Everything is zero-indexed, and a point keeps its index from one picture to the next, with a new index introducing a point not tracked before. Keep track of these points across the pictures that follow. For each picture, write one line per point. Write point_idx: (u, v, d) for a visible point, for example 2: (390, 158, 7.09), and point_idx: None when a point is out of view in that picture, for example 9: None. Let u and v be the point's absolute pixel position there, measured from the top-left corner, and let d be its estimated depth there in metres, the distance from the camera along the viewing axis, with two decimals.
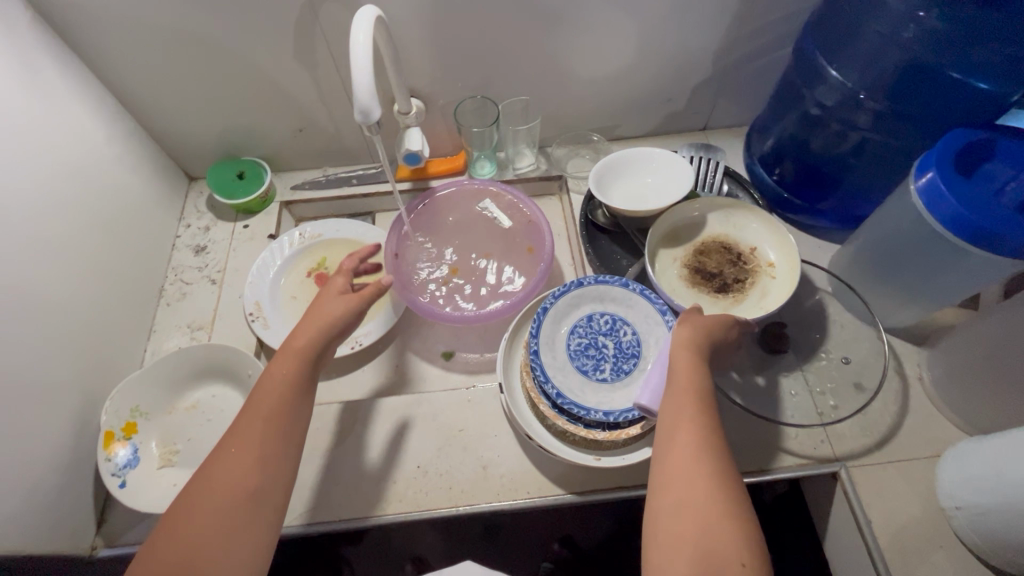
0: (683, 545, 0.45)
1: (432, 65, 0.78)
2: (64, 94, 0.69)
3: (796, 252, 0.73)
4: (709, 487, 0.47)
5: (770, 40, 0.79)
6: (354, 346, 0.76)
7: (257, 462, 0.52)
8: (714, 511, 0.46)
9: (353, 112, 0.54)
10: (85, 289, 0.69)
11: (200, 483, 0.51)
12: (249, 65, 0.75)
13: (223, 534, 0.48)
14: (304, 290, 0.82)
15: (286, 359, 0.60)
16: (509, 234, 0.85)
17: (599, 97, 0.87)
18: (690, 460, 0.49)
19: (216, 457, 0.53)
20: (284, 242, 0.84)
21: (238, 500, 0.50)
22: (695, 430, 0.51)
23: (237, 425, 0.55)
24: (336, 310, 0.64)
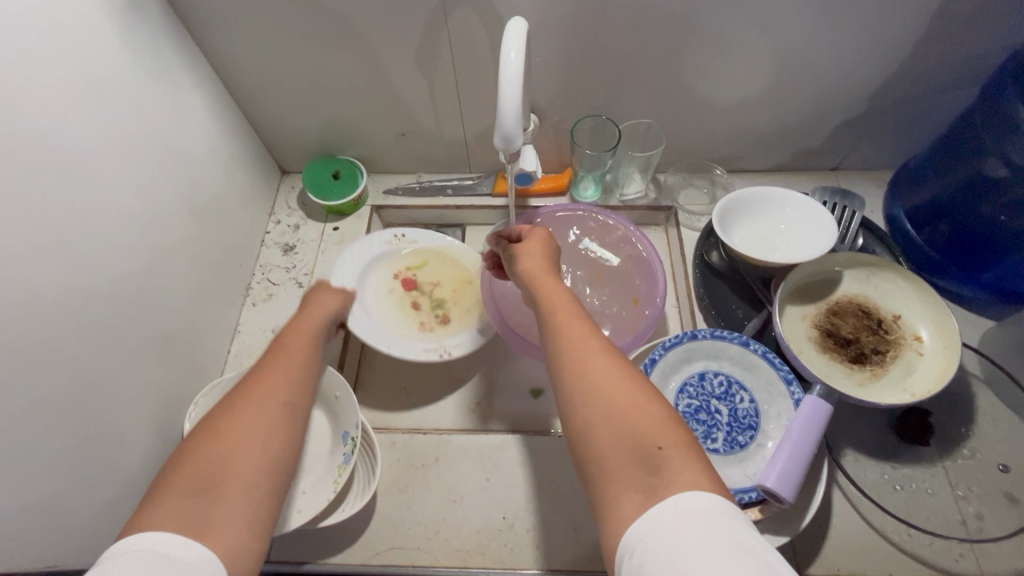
0: (621, 467, 0.39)
1: (554, 79, 0.72)
2: (180, 84, 0.67)
3: (955, 330, 0.63)
4: (622, 390, 0.42)
5: (943, 82, 0.69)
6: (443, 352, 0.69)
7: (291, 383, 0.50)
8: (631, 412, 0.41)
9: (494, 137, 0.49)
10: (182, 286, 0.67)
11: (230, 404, 0.46)
12: (365, 65, 0.71)
13: (261, 444, 0.44)
14: (392, 291, 0.77)
15: (305, 321, 0.61)
16: (610, 271, 0.79)
17: (727, 127, 0.78)
18: (587, 367, 0.44)
19: (249, 382, 0.49)
20: (376, 239, 0.79)
21: (275, 412, 0.47)
22: (582, 334, 0.47)
23: (265, 361, 0.53)
24: (336, 303, 0.67)
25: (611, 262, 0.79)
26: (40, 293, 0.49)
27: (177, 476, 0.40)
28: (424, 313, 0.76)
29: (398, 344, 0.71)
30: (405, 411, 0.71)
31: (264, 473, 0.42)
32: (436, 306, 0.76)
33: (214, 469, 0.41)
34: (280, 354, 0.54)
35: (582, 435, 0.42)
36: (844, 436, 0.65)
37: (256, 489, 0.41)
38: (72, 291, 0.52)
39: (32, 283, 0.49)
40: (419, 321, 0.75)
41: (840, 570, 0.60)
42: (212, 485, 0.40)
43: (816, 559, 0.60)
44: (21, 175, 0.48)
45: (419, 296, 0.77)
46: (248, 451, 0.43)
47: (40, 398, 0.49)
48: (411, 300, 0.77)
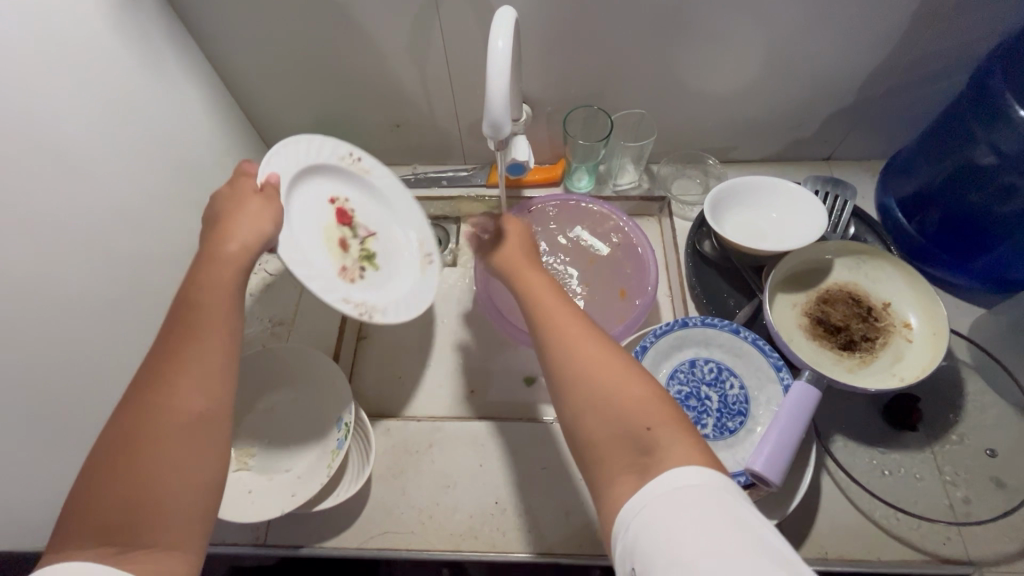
0: (615, 450, 0.40)
1: (546, 71, 0.72)
2: (176, 75, 0.67)
3: (944, 317, 0.64)
4: (610, 374, 0.43)
5: (934, 70, 0.70)
6: (362, 310, 0.54)
7: (206, 380, 0.42)
8: (620, 396, 0.41)
9: (483, 124, 0.50)
10: (179, 276, 0.68)
11: (133, 412, 0.40)
12: (359, 56, 0.71)
13: (173, 473, 0.39)
14: (319, 217, 0.58)
15: (219, 267, 0.46)
16: (603, 260, 0.79)
17: (719, 117, 0.79)
18: (575, 354, 0.44)
19: (150, 384, 0.41)
20: (326, 144, 0.61)
21: (186, 427, 0.40)
22: (565, 320, 0.48)
23: (163, 346, 0.43)
24: (269, 214, 0.50)
25: (601, 251, 0.80)
26: (39, 279, 0.50)
27: (78, 520, 0.37)
28: (353, 254, 0.59)
29: (309, 274, 0.52)
30: (399, 399, 0.72)
31: (192, 497, 0.39)
32: (370, 254, 0.61)
33: (122, 514, 0.37)
34: (189, 333, 0.43)
35: (576, 420, 0.42)
36: (833, 422, 0.66)
37: (181, 523, 0.38)
38: (71, 278, 0.53)
39: (31, 269, 0.49)
40: (341, 263, 0.57)
41: (830, 555, 0.60)
42: (122, 529, 0.36)
43: (805, 542, 0.61)
44: (19, 161, 0.48)
45: (348, 233, 0.60)
46: (161, 486, 0.38)
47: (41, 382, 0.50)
48: (342, 233, 0.60)
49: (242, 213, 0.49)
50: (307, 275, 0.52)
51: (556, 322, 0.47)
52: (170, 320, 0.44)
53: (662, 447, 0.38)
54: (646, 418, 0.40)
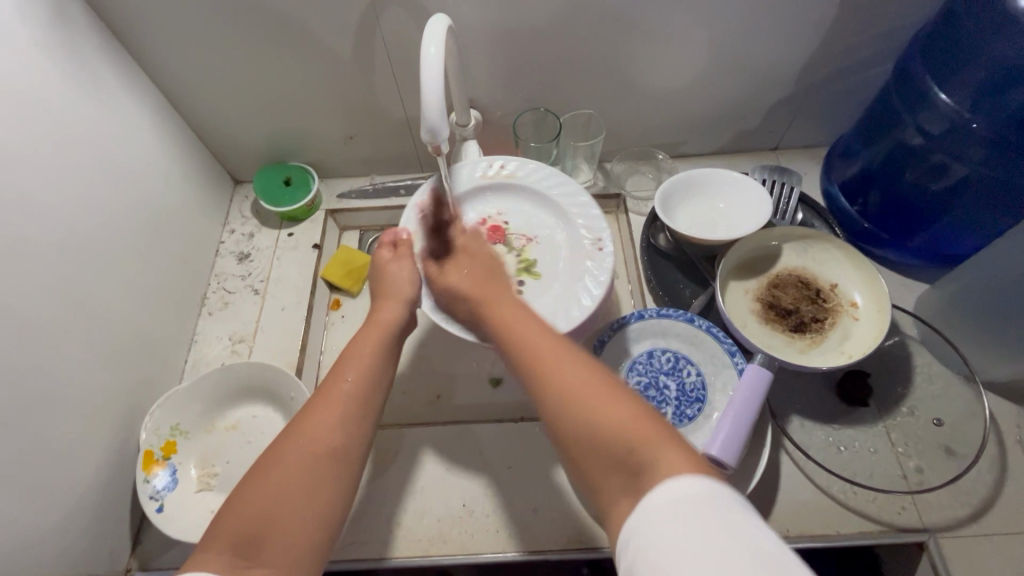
0: (609, 473, 0.38)
1: (491, 76, 0.74)
2: (117, 95, 0.67)
3: (887, 294, 0.66)
4: (596, 399, 0.40)
5: (863, 57, 0.72)
6: None
7: (344, 423, 0.47)
8: (597, 409, 0.40)
9: (420, 131, 0.50)
10: (131, 298, 0.67)
11: (281, 442, 0.45)
12: (305, 69, 0.72)
13: (307, 501, 0.42)
14: None
15: (373, 328, 0.56)
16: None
17: (665, 114, 0.81)
18: (540, 366, 0.44)
19: (299, 420, 0.47)
20: (468, 168, 0.70)
21: (321, 461, 0.44)
22: (535, 331, 0.47)
23: (322, 388, 0.50)
24: (409, 273, 0.60)
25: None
26: None
27: (217, 534, 0.40)
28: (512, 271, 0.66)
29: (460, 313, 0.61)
30: None
31: (314, 526, 0.42)
32: (528, 263, 0.67)
33: (259, 530, 0.40)
34: (341, 378, 0.50)
35: (567, 447, 0.41)
36: (790, 403, 0.67)
37: (301, 549, 0.41)
38: (8, 304, 0.52)
39: None
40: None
41: (791, 532, 0.62)
42: (253, 544, 0.39)
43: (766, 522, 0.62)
44: None
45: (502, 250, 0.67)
46: (296, 513, 0.42)
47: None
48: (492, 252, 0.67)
49: (388, 277, 0.59)
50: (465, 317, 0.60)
51: (534, 335, 0.47)
52: (326, 375, 0.51)
53: (641, 463, 0.37)
54: (630, 435, 0.38)
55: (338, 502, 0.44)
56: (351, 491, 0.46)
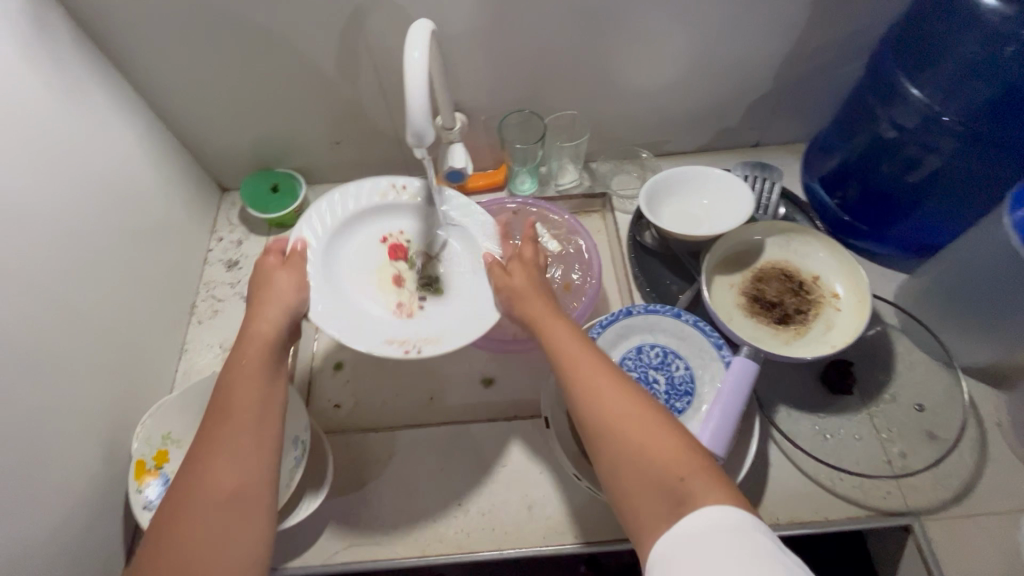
0: (651, 500, 0.40)
1: (476, 79, 0.74)
2: (100, 105, 0.67)
3: (867, 284, 0.68)
4: (645, 427, 0.43)
5: (838, 54, 0.74)
6: (410, 351, 0.56)
7: (236, 457, 0.45)
8: (642, 441, 0.43)
9: (406, 134, 0.51)
10: (119, 308, 0.67)
11: (171, 502, 0.43)
12: (290, 75, 0.72)
13: (220, 535, 0.42)
14: (375, 261, 0.65)
15: (249, 352, 0.52)
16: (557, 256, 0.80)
17: (647, 113, 0.82)
18: (588, 389, 0.46)
19: (191, 456, 0.45)
20: (366, 184, 0.65)
21: (221, 505, 0.43)
22: (580, 350, 0.50)
23: (202, 432, 0.47)
24: (296, 286, 0.57)
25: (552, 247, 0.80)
26: None
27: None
28: (413, 289, 0.64)
29: (349, 326, 0.58)
30: (357, 413, 0.73)
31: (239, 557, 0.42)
32: (428, 276, 0.65)
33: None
34: (223, 416, 0.48)
35: (609, 472, 0.43)
36: (776, 393, 0.69)
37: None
38: None
39: None
40: (396, 303, 0.63)
41: (782, 519, 0.63)
42: None
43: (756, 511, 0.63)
44: None
45: (400, 267, 0.65)
46: (206, 553, 0.41)
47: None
48: (391, 268, 0.65)
49: (266, 294, 0.56)
50: (361, 336, 0.57)
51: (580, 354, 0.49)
52: (205, 418, 0.48)
53: (685, 493, 0.39)
54: (676, 467, 0.41)
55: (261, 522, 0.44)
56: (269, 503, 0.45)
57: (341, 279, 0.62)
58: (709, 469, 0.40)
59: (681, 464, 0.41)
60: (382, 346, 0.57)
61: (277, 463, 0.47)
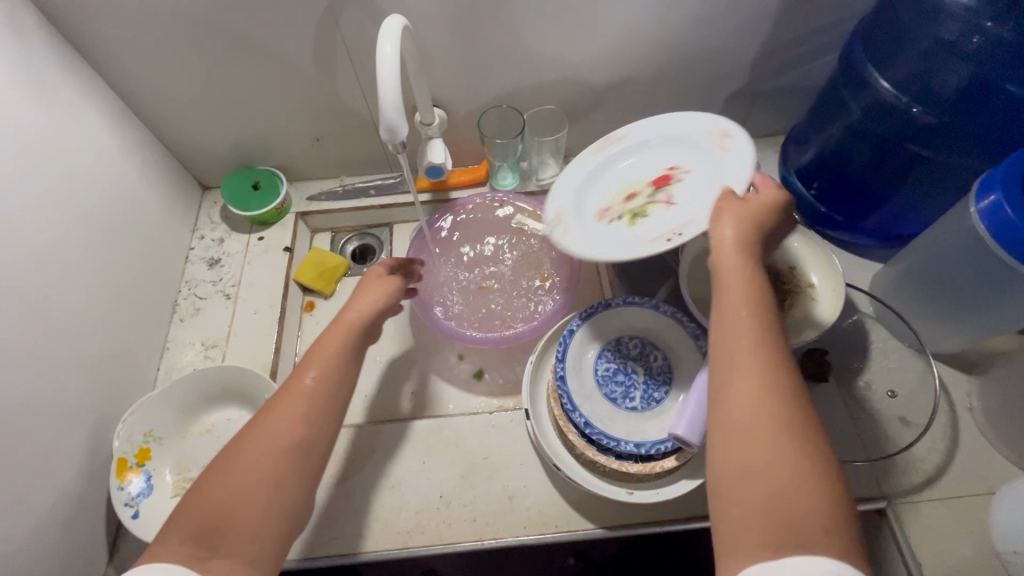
0: (755, 529, 0.36)
1: (455, 74, 0.74)
2: (75, 103, 0.66)
3: (841, 274, 0.70)
4: (799, 457, 0.37)
5: (813, 46, 0.75)
6: (543, 229, 0.66)
7: (303, 420, 0.49)
8: (796, 476, 0.36)
9: (379, 129, 0.51)
10: (98, 307, 0.66)
11: (241, 436, 0.47)
12: (267, 72, 0.72)
13: (268, 493, 0.45)
14: (632, 177, 0.67)
15: (339, 327, 0.56)
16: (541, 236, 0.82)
17: (627, 108, 0.83)
18: (753, 383, 0.40)
19: (265, 412, 0.49)
20: (699, 119, 0.63)
21: (277, 459, 0.46)
22: (761, 336, 0.43)
23: (286, 385, 0.51)
24: (386, 289, 0.60)
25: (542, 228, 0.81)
26: None
27: (187, 514, 0.43)
28: (621, 209, 0.63)
29: (558, 198, 0.69)
30: None
31: (270, 524, 0.44)
32: (639, 215, 0.61)
33: (217, 517, 0.42)
34: (301, 377, 0.51)
35: (733, 473, 0.38)
36: None
37: (259, 541, 0.43)
38: None
39: None
40: (606, 204, 0.65)
41: None
42: (211, 535, 0.42)
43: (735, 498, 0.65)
44: None
45: (644, 188, 0.64)
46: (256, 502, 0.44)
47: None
48: (645, 185, 0.64)
49: (364, 287, 0.60)
50: (556, 200, 0.69)
51: (761, 340, 0.42)
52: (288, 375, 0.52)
53: (811, 541, 0.34)
54: (822, 519, 0.35)
55: (297, 502, 0.46)
56: (311, 485, 0.47)
57: (631, 161, 0.68)
58: (853, 550, 0.34)
59: (829, 519, 0.35)
60: (547, 214, 0.68)
61: (330, 451, 0.50)
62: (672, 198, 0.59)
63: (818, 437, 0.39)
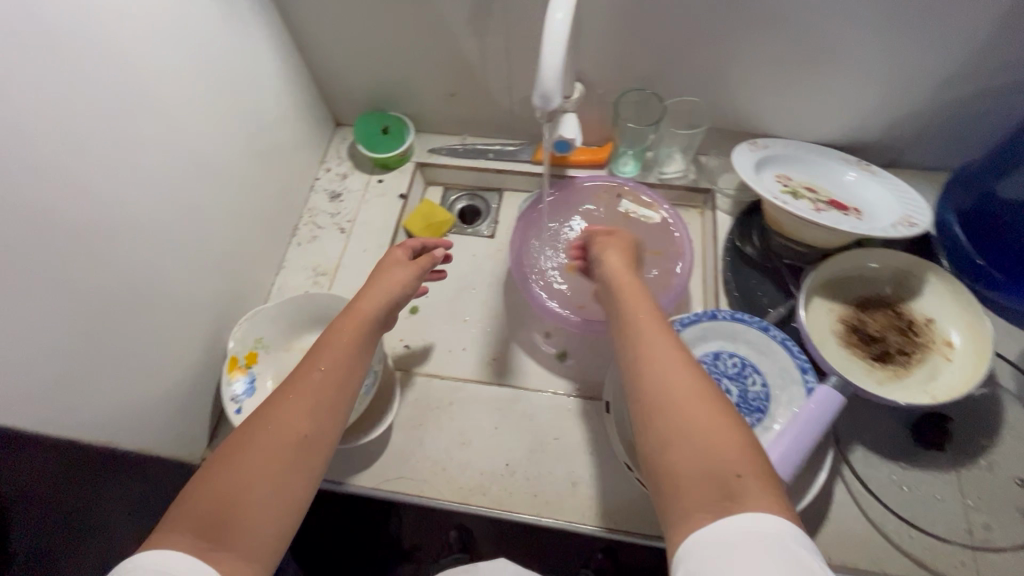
0: (692, 488, 0.37)
1: (602, 49, 0.72)
2: (247, 25, 0.71)
3: (991, 341, 0.62)
4: (706, 420, 0.40)
5: (1018, 78, 0.65)
6: (752, 142, 0.76)
7: (314, 414, 0.46)
8: (708, 437, 0.39)
9: (533, 95, 0.51)
10: (235, 216, 0.72)
11: (247, 427, 0.44)
12: (420, 20, 0.73)
13: (271, 488, 0.41)
14: (827, 193, 0.72)
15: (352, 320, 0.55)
16: (650, 229, 0.80)
17: (774, 116, 0.77)
18: (655, 371, 0.44)
19: (273, 402, 0.46)
20: (924, 213, 0.67)
21: (286, 449, 0.43)
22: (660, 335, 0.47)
23: (294, 376, 0.48)
24: (398, 279, 0.62)
25: (652, 218, 0.80)
26: (114, 202, 0.55)
27: (180, 513, 0.38)
28: (794, 185, 0.73)
29: (774, 147, 0.76)
30: (426, 357, 0.76)
31: (270, 520, 0.40)
32: (795, 194, 0.71)
33: (217, 509, 0.39)
34: (313, 367, 0.49)
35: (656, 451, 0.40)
36: (857, 432, 0.65)
37: (264, 541, 0.39)
38: (140, 203, 0.58)
39: (113, 195, 0.54)
40: (789, 176, 0.74)
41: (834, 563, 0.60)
42: (211, 530, 0.38)
43: None
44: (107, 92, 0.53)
45: (822, 196, 0.72)
46: (262, 492, 0.40)
47: (96, 296, 0.53)
48: (828, 197, 0.72)
49: (377, 279, 0.62)
50: (778, 143, 0.77)
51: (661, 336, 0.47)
52: (296, 366, 0.50)
53: (736, 492, 0.36)
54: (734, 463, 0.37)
55: (303, 491, 0.43)
56: (316, 484, 0.44)
57: (860, 187, 0.73)
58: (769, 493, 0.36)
59: (742, 463, 0.37)
60: (758, 145, 0.76)
61: (335, 447, 0.47)
62: (817, 205, 0.69)
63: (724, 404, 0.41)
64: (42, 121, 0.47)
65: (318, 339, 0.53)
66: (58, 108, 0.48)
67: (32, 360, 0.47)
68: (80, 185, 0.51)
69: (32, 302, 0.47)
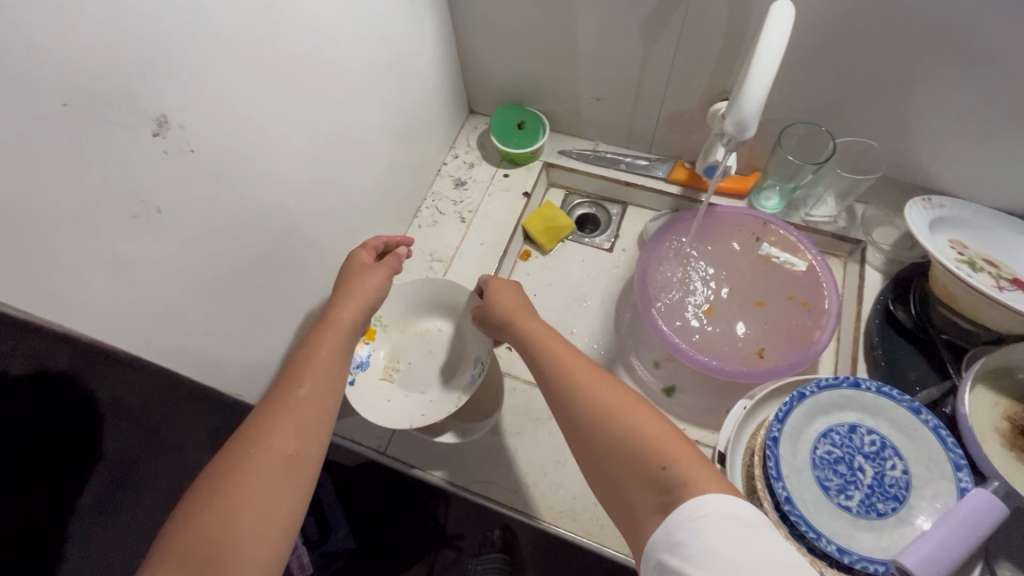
0: (639, 498, 0.40)
1: (782, 74, 0.67)
2: (421, 6, 0.70)
3: None
4: (628, 435, 0.42)
5: None
6: (927, 198, 0.67)
7: (300, 431, 0.44)
8: (637, 458, 0.41)
9: (727, 120, 0.51)
10: (375, 193, 0.73)
11: (233, 450, 0.42)
12: (588, 20, 0.70)
13: (263, 511, 0.39)
14: (1011, 270, 0.63)
15: (333, 329, 0.53)
16: (792, 278, 0.74)
17: (957, 174, 0.69)
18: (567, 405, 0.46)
19: (256, 423, 0.43)
20: None
21: (276, 471, 0.41)
22: (560, 363, 0.50)
23: (271, 395, 0.46)
24: (375, 281, 0.59)
25: (795, 266, 0.74)
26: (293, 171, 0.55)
27: (171, 552, 0.37)
28: (971, 254, 0.64)
29: (949, 207, 0.68)
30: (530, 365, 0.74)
31: (267, 541, 0.38)
32: (974, 266, 0.62)
33: (209, 542, 0.37)
34: (295, 384, 0.46)
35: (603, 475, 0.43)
36: (1005, 547, 0.57)
37: (261, 565, 0.37)
38: (312, 175, 0.58)
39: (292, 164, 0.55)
40: (964, 243, 0.66)
41: None
42: (206, 561, 0.36)
43: None
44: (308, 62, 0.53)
45: (1005, 273, 0.63)
46: (255, 517, 0.39)
47: (264, 257, 0.54)
48: (1013, 275, 0.63)
49: (355, 282, 0.59)
50: (956, 203, 0.68)
51: (557, 369, 0.49)
52: (276, 382, 0.47)
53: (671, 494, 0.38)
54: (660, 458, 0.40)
55: (295, 511, 0.41)
56: (307, 501, 0.42)
57: None
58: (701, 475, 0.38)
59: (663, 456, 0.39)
60: (929, 203, 0.67)
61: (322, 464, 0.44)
62: (1000, 283, 0.61)
63: (646, 410, 0.43)
64: (256, 86, 0.48)
65: (297, 352, 0.51)
66: (270, 75, 0.49)
67: (204, 312, 0.48)
68: (272, 152, 0.52)
69: (215, 259, 0.48)
